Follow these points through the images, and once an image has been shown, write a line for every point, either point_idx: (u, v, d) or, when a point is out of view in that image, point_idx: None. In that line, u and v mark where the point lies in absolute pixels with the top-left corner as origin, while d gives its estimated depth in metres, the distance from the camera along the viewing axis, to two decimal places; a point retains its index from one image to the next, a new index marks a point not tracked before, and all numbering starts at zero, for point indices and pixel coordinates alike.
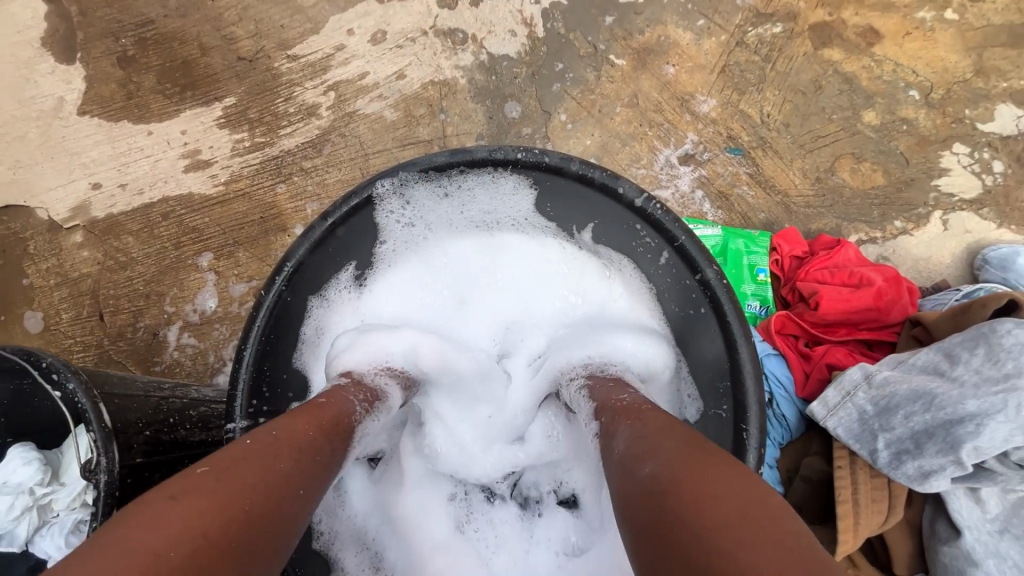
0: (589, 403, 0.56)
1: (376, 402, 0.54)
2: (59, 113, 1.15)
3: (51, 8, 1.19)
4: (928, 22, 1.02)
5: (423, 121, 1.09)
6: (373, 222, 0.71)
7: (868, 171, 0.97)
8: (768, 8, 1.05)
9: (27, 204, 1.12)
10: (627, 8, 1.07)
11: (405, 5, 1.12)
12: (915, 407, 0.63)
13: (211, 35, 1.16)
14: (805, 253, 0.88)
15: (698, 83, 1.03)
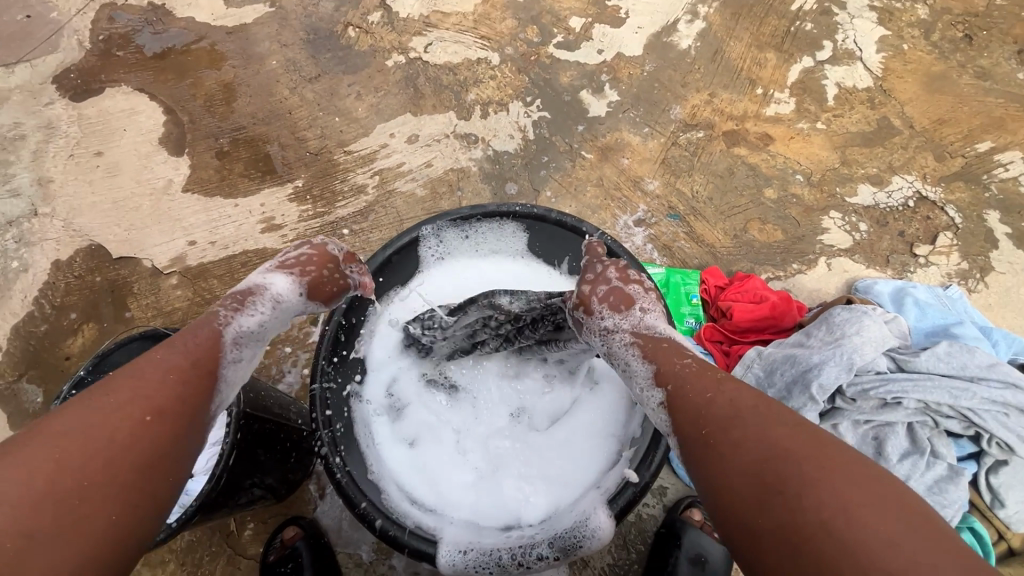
0: (645, 369, 0.65)
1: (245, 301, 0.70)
2: (168, 190, 1.52)
3: (171, 118, 1.61)
4: (804, 130, 1.45)
5: (444, 196, 1.47)
6: (415, 252, 1.04)
7: (770, 230, 1.33)
8: (692, 121, 1.48)
9: (135, 256, 1.44)
10: (592, 121, 1.50)
11: (433, 118, 1.55)
12: (785, 367, 0.90)
13: (288, 137, 1.57)
14: (725, 283, 1.20)
15: (646, 170, 1.43)
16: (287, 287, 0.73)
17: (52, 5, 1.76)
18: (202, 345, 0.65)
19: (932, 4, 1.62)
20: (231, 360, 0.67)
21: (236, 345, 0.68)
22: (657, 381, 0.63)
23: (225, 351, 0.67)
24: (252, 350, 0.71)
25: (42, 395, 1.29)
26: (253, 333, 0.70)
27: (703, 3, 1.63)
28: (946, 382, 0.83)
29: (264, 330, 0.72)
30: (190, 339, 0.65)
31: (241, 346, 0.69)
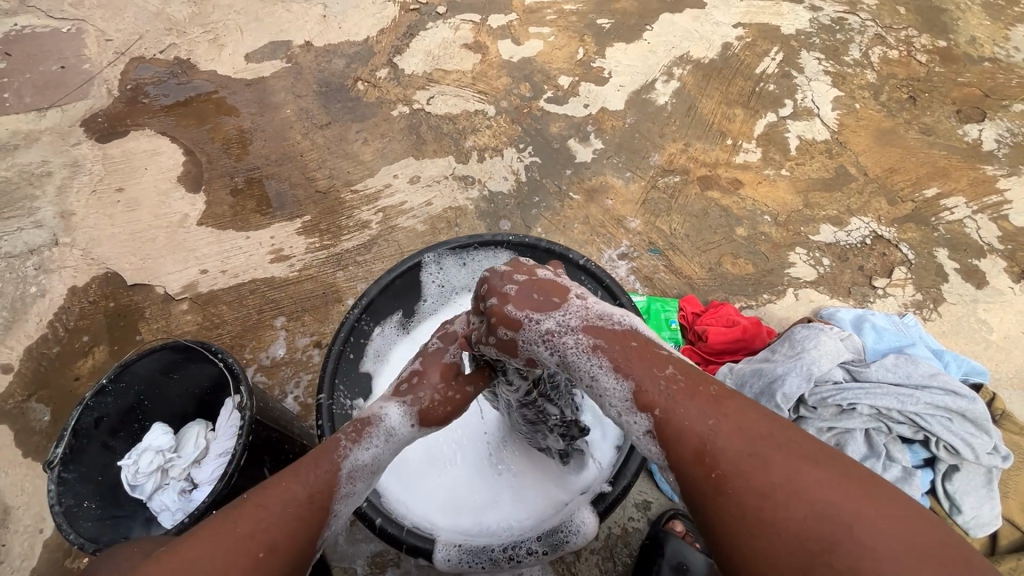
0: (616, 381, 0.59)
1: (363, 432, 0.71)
2: (183, 223, 1.62)
3: (190, 159, 1.74)
4: (770, 176, 1.60)
5: (443, 231, 1.58)
6: (417, 278, 1.14)
7: (742, 263, 1.45)
8: (669, 167, 1.63)
9: (148, 283, 1.52)
10: (579, 165, 1.65)
11: (434, 161, 1.69)
12: (753, 380, 0.99)
13: (299, 177, 1.70)
14: (700, 310, 1.30)
15: (628, 210, 1.56)
16: (402, 419, 0.74)
17: (87, 58, 1.93)
18: (315, 487, 0.64)
19: (878, 70, 1.83)
20: (345, 494, 0.67)
21: (352, 478, 0.68)
22: (639, 406, 0.56)
23: (341, 486, 0.66)
24: (364, 482, 0.70)
25: (49, 414, 1.33)
26: (366, 465, 0.69)
27: (677, 66, 1.83)
28: (894, 389, 0.92)
29: (379, 462, 0.71)
30: (305, 476, 0.64)
31: (355, 481, 0.68)
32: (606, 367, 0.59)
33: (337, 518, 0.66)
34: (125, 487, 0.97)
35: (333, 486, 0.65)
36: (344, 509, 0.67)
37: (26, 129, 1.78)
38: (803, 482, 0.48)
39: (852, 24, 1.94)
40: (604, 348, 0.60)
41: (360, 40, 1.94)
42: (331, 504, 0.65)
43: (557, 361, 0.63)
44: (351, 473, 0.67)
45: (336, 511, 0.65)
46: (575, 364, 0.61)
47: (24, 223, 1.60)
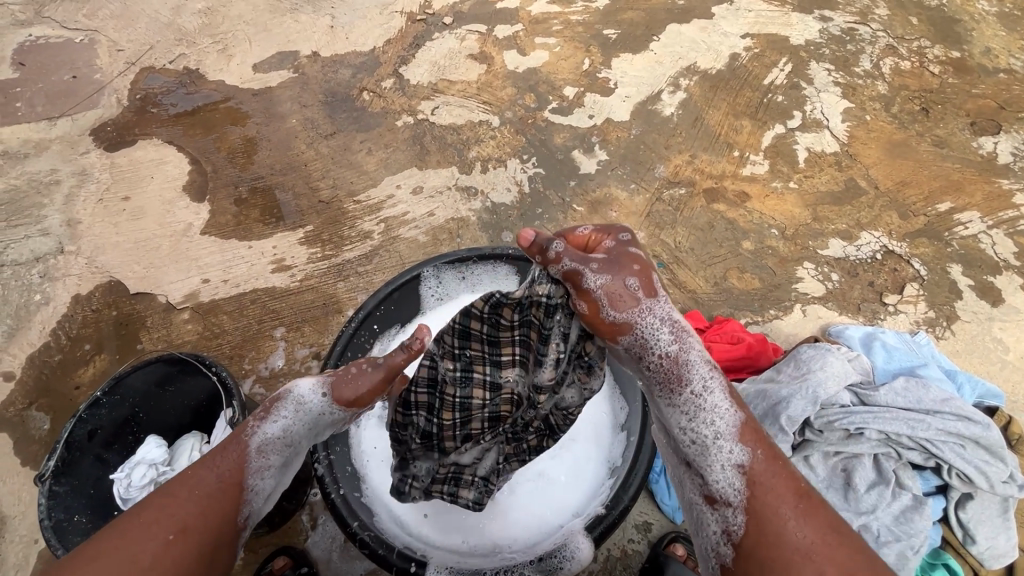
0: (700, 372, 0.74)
1: (274, 410, 0.82)
2: (187, 232, 1.63)
3: (195, 168, 1.75)
4: (778, 189, 1.57)
5: (445, 242, 1.57)
6: (416, 291, 1.13)
7: (749, 278, 1.42)
8: (674, 179, 1.61)
9: (151, 292, 1.53)
10: (583, 177, 1.63)
11: (437, 172, 1.68)
12: (756, 401, 0.95)
13: (302, 187, 1.70)
14: (705, 326, 1.27)
15: (632, 222, 1.54)
16: (312, 393, 0.83)
17: (98, 67, 1.96)
18: (226, 466, 0.76)
19: (889, 81, 1.80)
20: (259, 468, 0.78)
21: (263, 451, 0.79)
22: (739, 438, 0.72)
23: (252, 461, 0.78)
24: (279, 457, 0.81)
25: (48, 422, 1.33)
26: (278, 439, 0.81)
27: (684, 77, 1.82)
28: (904, 414, 0.89)
29: (292, 436, 0.82)
30: (219, 463, 0.76)
31: (267, 454, 0.80)
32: (720, 389, 0.73)
33: (256, 488, 0.78)
34: (117, 501, 0.96)
35: (244, 462, 0.77)
36: (264, 481, 0.80)
37: (36, 138, 1.80)
38: (827, 546, 0.64)
39: (862, 34, 1.91)
40: (721, 380, 0.74)
41: (366, 50, 1.95)
42: (246, 478, 0.77)
43: (667, 360, 0.74)
44: (260, 445, 0.79)
45: (250, 482, 0.77)
46: (693, 381, 0.74)
47: (31, 230, 1.62)
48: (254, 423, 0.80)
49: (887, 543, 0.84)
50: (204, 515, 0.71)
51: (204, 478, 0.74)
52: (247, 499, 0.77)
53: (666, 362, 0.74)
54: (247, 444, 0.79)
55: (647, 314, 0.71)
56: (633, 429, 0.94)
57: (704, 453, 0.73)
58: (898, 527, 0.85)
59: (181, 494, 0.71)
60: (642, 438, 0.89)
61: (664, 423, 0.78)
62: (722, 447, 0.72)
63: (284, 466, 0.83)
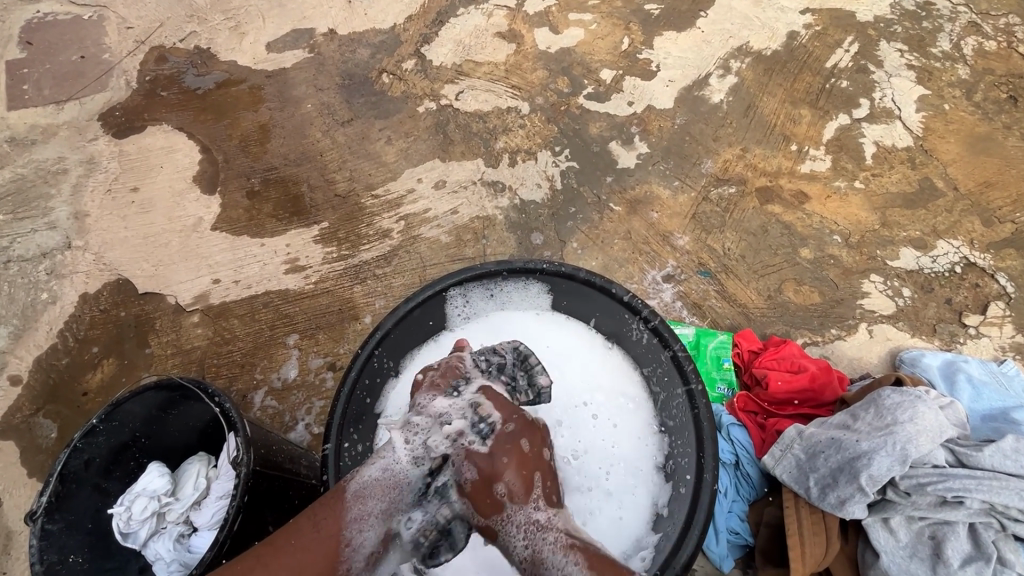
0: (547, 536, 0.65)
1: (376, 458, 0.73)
2: (198, 228, 1.54)
3: (206, 157, 1.64)
4: (841, 189, 1.41)
5: (469, 244, 1.45)
6: (440, 309, 1.01)
7: (807, 291, 1.28)
8: (724, 176, 1.45)
9: (160, 292, 1.45)
10: (621, 172, 1.49)
11: (461, 164, 1.55)
12: (829, 451, 0.84)
13: (318, 178, 1.59)
14: (759, 348, 1.14)
15: (675, 225, 1.39)
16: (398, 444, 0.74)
17: (106, 47, 1.85)
18: (329, 528, 0.67)
19: (972, 64, 1.59)
20: (355, 519, 0.68)
21: (361, 496, 0.70)
22: None
23: (350, 507, 0.69)
24: (380, 504, 0.70)
25: (56, 430, 1.28)
26: (376, 482, 0.72)
27: (735, 59, 1.63)
28: (1014, 481, 0.76)
29: (392, 477, 0.72)
30: (320, 518, 0.68)
31: (365, 499, 0.70)
32: (579, 569, 0.62)
33: (354, 544, 0.67)
34: (117, 534, 0.89)
35: (339, 514, 0.68)
36: (366, 533, 0.68)
37: (44, 123, 1.72)
38: None
39: (940, 9, 1.68)
40: (579, 557, 0.63)
41: (386, 28, 1.80)
42: (342, 529, 0.67)
43: (524, 560, 0.65)
44: (357, 490, 0.70)
45: (347, 537, 0.67)
46: (550, 566, 0.63)
47: (38, 224, 1.54)
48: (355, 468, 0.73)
49: None
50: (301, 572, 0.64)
51: (301, 528, 0.68)
52: (343, 558, 0.67)
53: (525, 563, 0.65)
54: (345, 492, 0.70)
55: (516, 517, 0.68)
56: (683, 479, 0.86)
57: None
58: None
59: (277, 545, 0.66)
60: (698, 491, 0.82)
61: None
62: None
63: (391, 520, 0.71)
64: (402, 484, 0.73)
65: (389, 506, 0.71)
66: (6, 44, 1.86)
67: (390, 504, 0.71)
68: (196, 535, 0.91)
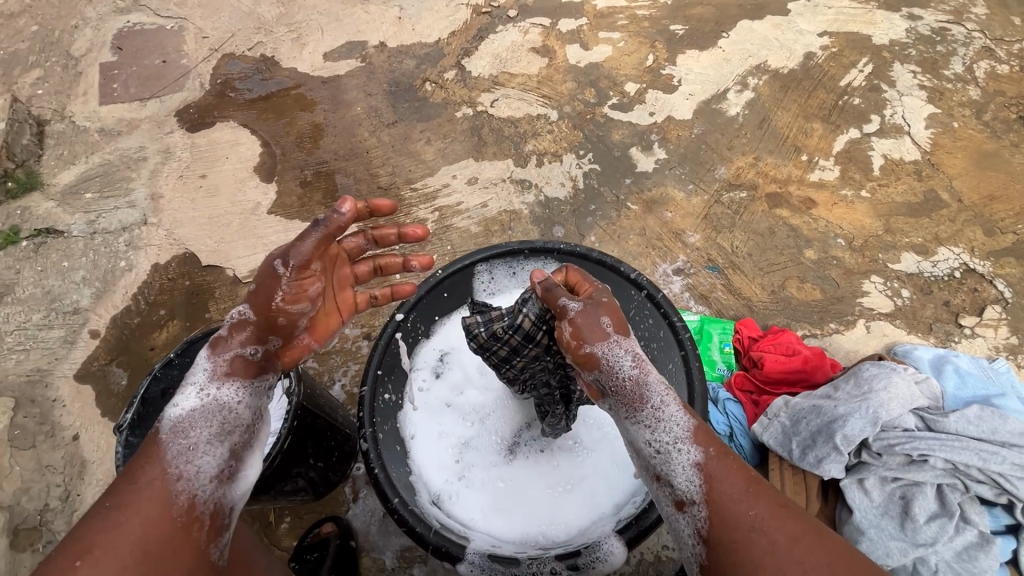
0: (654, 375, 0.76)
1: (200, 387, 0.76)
2: (255, 211, 1.72)
3: (266, 150, 1.84)
4: (848, 197, 1.49)
5: (496, 234, 1.59)
6: (467, 283, 1.14)
7: (809, 288, 1.36)
8: (736, 181, 1.56)
9: (221, 265, 1.63)
10: (640, 175, 1.61)
11: (493, 164, 1.70)
12: (810, 417, 0.93)
13: (363, 172, 1.76)
14: (758, 335, 1.23)
15: (688, 224, 1.50)
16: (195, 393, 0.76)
17: (185, 53, 2.09)
18: (154, 471, 0.70)
19: (983, 86, 1.66)
20: (179, 451, 0.72)
21: (177, 431, 0.73)
22: (693, 440, 0.72)
23: (170, 446, 0.72)
24: (205, 429, 0.74)
25: (126, 378, 1.46)
26: (188, 416, 0.74)
27: (753, 75, 1.75)
28: (976, 445, 0.84)
29: (205, 407, 0.76)
30: (143, 466, 0.70)
31: (183, 432, 0.73)
32: (674, 402, 0.75)
33: (189, 473, 0.71)
34: None
35: (162, 453, 0.71)
36: (203, 460, 0.73)
37: (129, 117, 1.95)
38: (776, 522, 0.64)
39: (955, 35, 1.77)
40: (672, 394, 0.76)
41: (431, 42, 1.99)
42: (169, 466, 0.71)
43: (627, 380, 0.74)
44: (171, 426, 0.73)
45: (176, 471, 0.71)
46: (649, 389, 0.75)
47: (120, 202, 1.76)
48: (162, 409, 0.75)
49: None
50: (140, 516, 0.66)
51: (139, 481, 0.69)
52: (184, 485, 0.71)
53: (628, 383, 0.74)
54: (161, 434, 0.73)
55: (617, 350, 0.76)
56: None
57: (666, 459, 0.72)
58: (959, 564, 0.80)
59: (116, 502, 0.67)
60: None
61: (627, 437, 0.76)
62: (681, 451, 0.72)
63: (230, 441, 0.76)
64: (224, 412, 0.76)
65: (220, 428, 0.75)
66: (100, 49, 2.12)
67: (224, 429, 0.76)
68: None
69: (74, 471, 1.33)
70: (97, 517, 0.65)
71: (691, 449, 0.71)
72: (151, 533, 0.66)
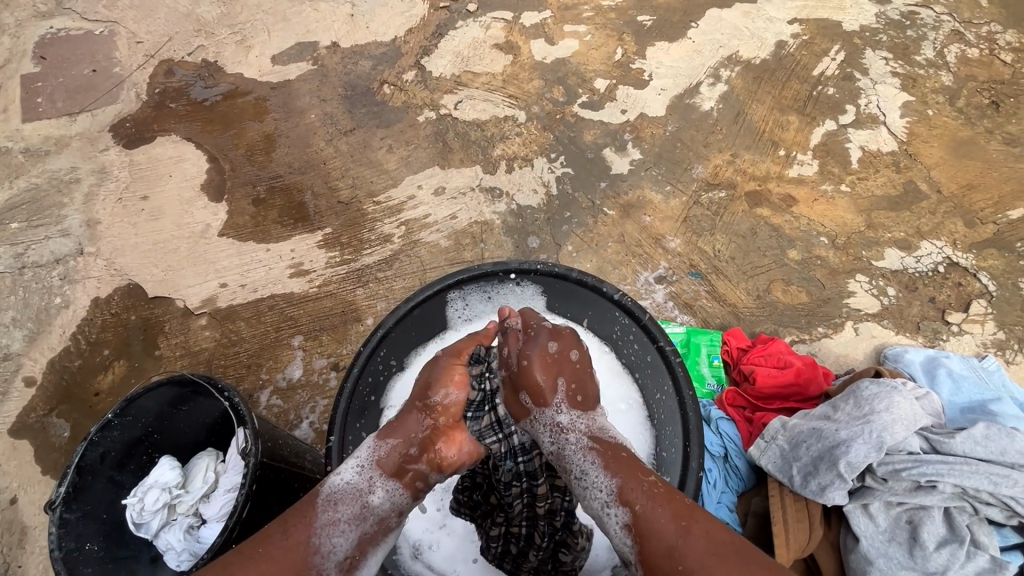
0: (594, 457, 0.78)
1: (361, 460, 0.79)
2: (205, 234, 1.59)
3: (213, 166, 1.70)
4: (828, 192, 1.45)
5: (468, 248, 1.50)
6: (440, 310, 1.05)
7: (794, 291, 1.32)
8: (714, 180, 1.50)
9: (169, 296, 1.50)
10: (615, 178, 1.53)
11: (460, 171, 1.60)
12: (810, 441, 0.89)
13: (321, 186, 1.64)
14: (747, 346, 1.18)
15: (668, 228, 1.44)
16: (351, 469, 0.78)
17: (117, 61, 1.92)
18: (299, 534, 0.73)
19: (955, 71, 1.64)
20: (325, 522, 0.74)
21: (332, 502, 0.76)
22: (621, 500, 0.73)
23: (319, 513, 0.75)
24: (350, 509, 0.76)
25: (69, 429, 1.33)
26: (347, 487, 0.77)
27: (725, 67, 1.69)
28: (984, 467, 0.82)
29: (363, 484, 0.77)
30: (291, 525, 0.73)
31: (335, 505, 0.76)
32: (596, 464, 0.77)
33: (325, 549, 0.73)
34: (131, 525, 0.94)
35: (311, 520, 0.74)
36: (334, 539, 0.74)
37: (57, 134, 1.78)
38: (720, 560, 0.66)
39: (924, 18, 1.73)
40: (595, 453, 0.78)
41: (387, 40, 1.86)
42: (310, 535, 0.73)
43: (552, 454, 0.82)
44: (329, 493, 0.76)
45: (316, 543, 0.73)
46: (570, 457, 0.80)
47: (52, 231, 1.60)
48: (331, 473, 0.79)
49: None
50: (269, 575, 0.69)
51: (274, 535, 0.73)
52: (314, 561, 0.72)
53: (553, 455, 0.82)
54: (319, 495, 0.77)
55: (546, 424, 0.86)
56: (670, 471, 0.90)
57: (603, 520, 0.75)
58: None
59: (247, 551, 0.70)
60: (682, 482, 0.86)
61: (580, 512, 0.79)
62: (612, 513, 0.74)
63: (365, 521, 0.76)
64: (365, 491, 0.77)
65: (359, 512, 0.76)
66: (20, 59, 1.92)
67: (359, 508, 0.76)
68: (205, 526, 0.94)
69: (14, 540, 1.21)
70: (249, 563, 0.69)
71: (620, 509, 0.73)
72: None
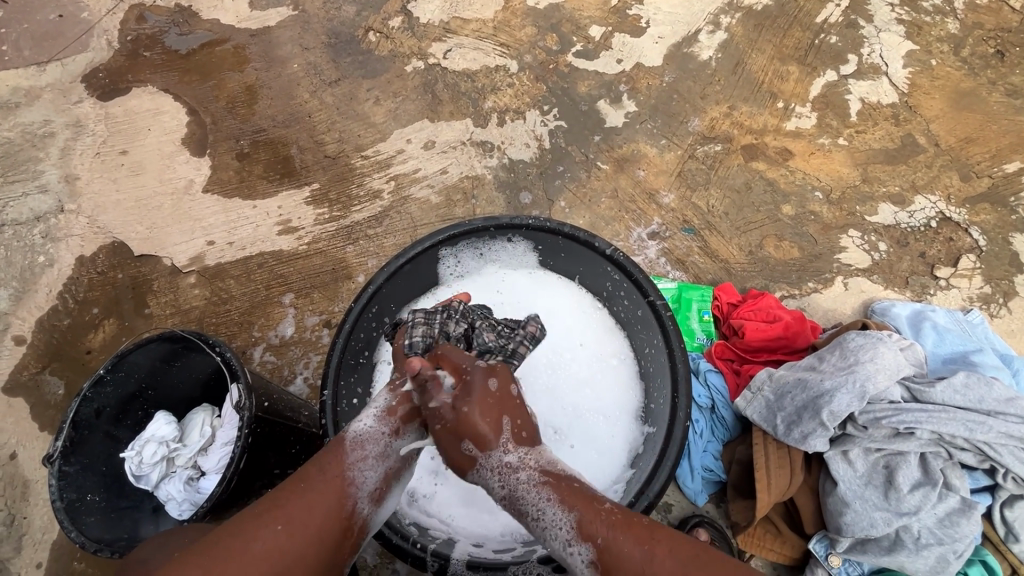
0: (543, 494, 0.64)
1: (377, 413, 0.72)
2: (189, 190, 1.55)
3: (193, 119, 1.63)
4: (825, 146, 1.43)
5: (459, 204, 1.47)
6: (432, 267, 1.04)
7: (787, 246, 1.32)
8: (710, 133, 1.47)
9: (155, 254, 1.47)
10: (609, 131, 1.50)
11: (450, 124, 1.55)
12: (796, 391, 0.91)
13: (307, 140, 1.59)
14: (737, 301, 1.19)
15: (662, 183, 1.42)
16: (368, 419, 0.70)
17: (84, 5, 1.80)
18: (333, 470, 0.65)
19: (962, 19, 1.58)
20: (357, 459, 0.67)
21: (359, 443, 0.68)
22: (580, 536, 0.60)
23: (350, 452, 0.67)
24: (378, 447, 0.69)
25: (63, 387, 1.33)
26: (373, 428, 0.70)
27: (725, 14, 1.62)
28: (961, 415, 0.85)
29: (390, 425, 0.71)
30: (326, 462, 0.66)
31: (364, 444, 0.68)
32: (550, 500, 0.63)
33: (358, 482, 0.66)
34: (130, 477, 0.95)
35: (343, 458, 0.66)
36: (366, 473, 0.67)
37: (26, 85, 1.69)
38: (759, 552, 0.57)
39: None
40: (548, 487, 0.64)
41: None
42: (345, 470, 0.66)
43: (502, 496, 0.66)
44: (355, 435, 0.69)
45: (351, 476, 0.66)
46: (523, 503, 0.64)
47: (29, 187, 1.55)
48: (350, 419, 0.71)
49: (926, 545, 0.83)
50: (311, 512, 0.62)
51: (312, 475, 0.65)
52: (352, 496, 0.65)
53: (505, 500, 0.66)
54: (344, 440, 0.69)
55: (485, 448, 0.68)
56: (659, 423, 0.91)
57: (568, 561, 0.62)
58: (940, 529, 0.83)
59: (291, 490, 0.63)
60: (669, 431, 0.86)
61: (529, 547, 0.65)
62: (574, 553, 0.61)
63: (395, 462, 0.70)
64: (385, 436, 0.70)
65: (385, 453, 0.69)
66: None
67: (387, 447, 0.70)
68: (203, 478, 0.96)
69: (17, 493, 1.23)
70: (290, 499, 0.62)
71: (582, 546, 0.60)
72: (327, 531, 0.62)
